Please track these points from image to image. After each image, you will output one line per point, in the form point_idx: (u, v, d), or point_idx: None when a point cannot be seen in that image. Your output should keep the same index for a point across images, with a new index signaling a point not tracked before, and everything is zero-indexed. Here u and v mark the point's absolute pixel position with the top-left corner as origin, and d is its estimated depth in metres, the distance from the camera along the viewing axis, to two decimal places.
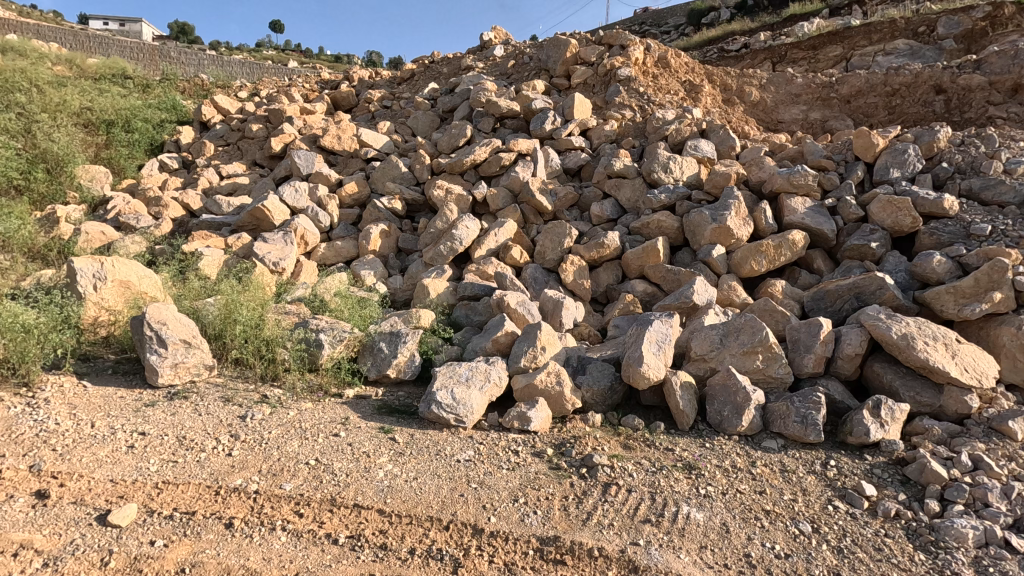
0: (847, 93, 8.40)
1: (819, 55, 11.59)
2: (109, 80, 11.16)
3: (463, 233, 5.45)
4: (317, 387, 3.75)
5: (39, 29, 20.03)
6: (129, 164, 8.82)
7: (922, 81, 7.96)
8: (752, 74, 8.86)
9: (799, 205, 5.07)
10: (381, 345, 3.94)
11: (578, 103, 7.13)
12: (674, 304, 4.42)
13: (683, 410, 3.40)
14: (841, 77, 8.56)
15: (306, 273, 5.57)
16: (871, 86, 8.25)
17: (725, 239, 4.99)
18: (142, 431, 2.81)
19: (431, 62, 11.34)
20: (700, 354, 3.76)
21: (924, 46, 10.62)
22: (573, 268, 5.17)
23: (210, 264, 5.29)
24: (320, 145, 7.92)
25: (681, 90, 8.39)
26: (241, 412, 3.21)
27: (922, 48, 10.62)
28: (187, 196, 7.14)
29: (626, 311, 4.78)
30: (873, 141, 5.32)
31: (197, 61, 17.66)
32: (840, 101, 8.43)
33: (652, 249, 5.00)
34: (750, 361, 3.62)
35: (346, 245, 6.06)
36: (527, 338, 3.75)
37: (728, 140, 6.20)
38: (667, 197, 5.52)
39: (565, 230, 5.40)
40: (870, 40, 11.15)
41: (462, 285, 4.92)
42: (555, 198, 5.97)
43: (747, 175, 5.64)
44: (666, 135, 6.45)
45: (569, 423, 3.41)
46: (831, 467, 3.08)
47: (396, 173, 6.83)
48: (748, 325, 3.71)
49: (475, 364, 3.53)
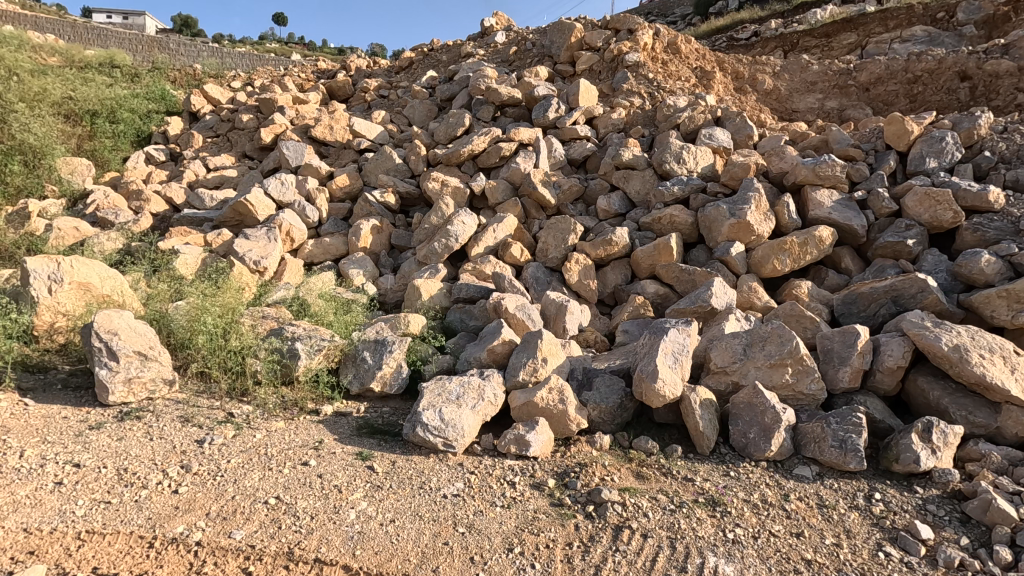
0: (865, 80, 7.92)
1: (832, 43, 11.11)
2: (96, 69, 10.79)
3: (459, 230, 5.05)
4: (292, 402, 3.37)
5: (36, 21, 19.55)
6: (113, 156, 8.45)
7: (945, 67, 7.46)
8: (765, 61, 8.39)
9: (825, 198, 4.65)
10: (364, 355, 3.57)
11: (583, 89, 6.77)
12: (690, 308, 4.01)
13: (703, 432, 3.01)
14: (859, 64, 8.08)
15: (290, 273, 5.17)
16: (890, 73, 7.78)
17: (745, 236, 4.57)
18: (77, 463, 2.43)
19: (430, 50, 10.92)
20: (720, 365, 3.37)
21: (944, 32, 10.07)
22: (578, 267, 4.76)
23: (187, 263, 4.90)
24: (311, 136, 7.52)
25: (692, 77, 7.95)
26: (199, 436, 2.82)
27: (940, 35, 10.09)
28: (171, 190, 6.76)
29: (637, 315, 4.38)
30: (907, 128, 4.86)
31: (196, 52, 17.47)
32: (858, 89, 7.96)
33: (664, 246, 4.59)
34: (778, 375, 3.23)
35: (334, 241, 5.65)
36: (526, 348, 3.38)
37: (745, 128, 5.75)
38: (680, 188, 5.07)
39: (569, 226, 4.98)
40: (886, 27, 10.65)
41: (457, 287, 4.50)
42: (558, 191, 5.56)
43: (767, 165, 5.20)
44: (678, 123, 6.00)
45: (573, 447, 3.02)
46: (876, 501, 2.67)
47: (390, 164, 6.41)
48: (775, 334, 3.31)
49: (468, 380, 3.14)
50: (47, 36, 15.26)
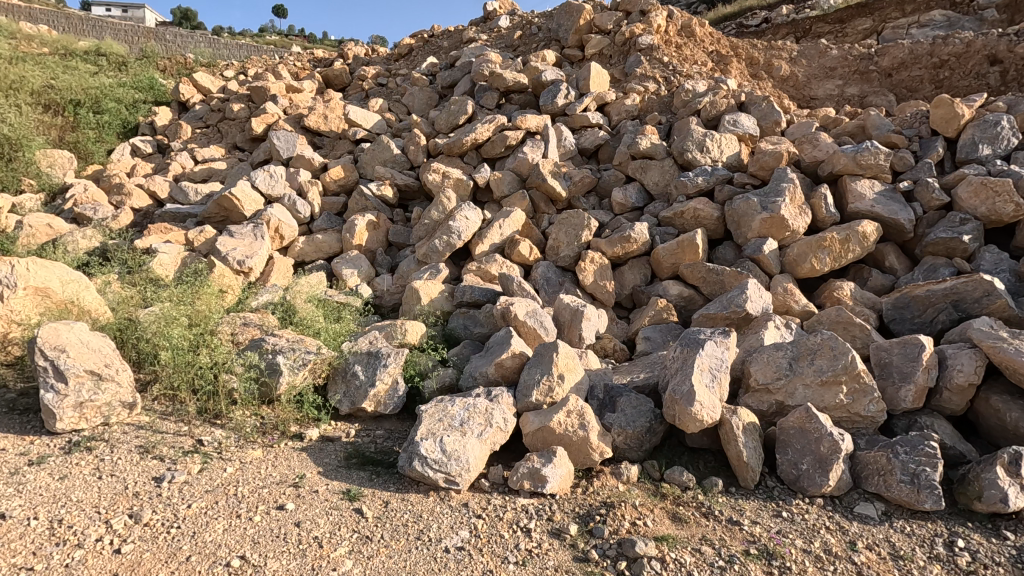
0: (888, 65, 7.42)
1: (846, 29, 10.61)
2: (82, 58, 10.35)
3: (462, 225, 4.61)
4: (273, 425, 2.96)
5: (29, 11, 18.98)
6: (97, 148, 8.01)
7: (974, 50, 6.97)
8: (781, 46, 7.85)
9: (867, 189, 4.21)
10: (355, 370, 3.19)
11: (594, 73, 6.30)
12: (722, 313, 3.58)
13: (748, 463, 2.59)
14: (881, 48, 7.59)
15: (278, 273, 4.74)
16: (915, 58, 7.29)
17: (778, 232, 4.13)
18: (3, 513, 2.04)
19: (430, 36, 10.43)
20: (762, 383, 2.94)
21: (963, 17, 9.54)
22: (593, 267, 4.32)
23: (165, 264, 4.49)
24: (304, 126, 7.08)
25: (708, 61, 7.46)
26: (158, 471, 2.41)
27: (960, 19, 9.56)
28: (154, 183, 6.34)
29: (659, 320, 3.98)
30: (957, 112, 4.42)
31: (194, 43, 17.10)
32: (880, 75, 7.45)
33: (689, 243, 4.16)
34: (831, 395, 2.81)
35: (327, 238, 5.22)
36: (540, 363, 2.97)
37: (772, 114, 5.28)
38: (704, 180, 4.60)
39: (582, 221, 4.54)
40: (903, 13, 10.13)
41: (460, 290, 4.06)
42: (569, 182, 5.11)
43: (799, 154, 4.74)
44: (698, 109, 5.54)
45: (596, 481, 2.60)
46: (960, 551, 2.26)
47: (387, 155, 5.98)
48: (826, 347, 2.87)
49: (473, 402, 2.71)
50: (38, 25, 14.78)
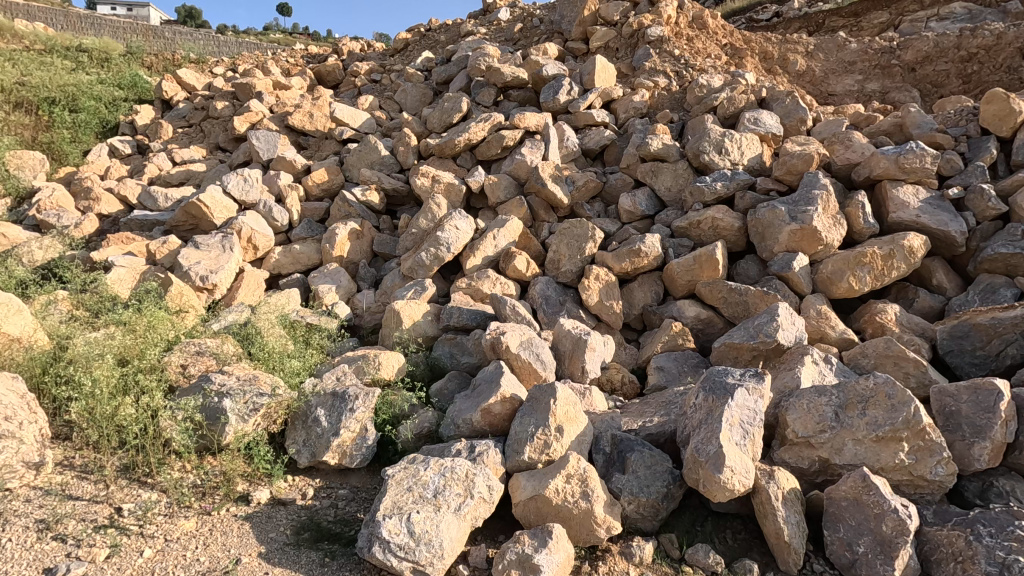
0: (912, 59, 6.88)
1: (861, 23, 10.01)
2: (63, 54, 9.91)
3: (451, 236, 4.12)
4: (215, 483, 2.46)
5: (27, 10, 18.50)
6: (72, 149, 7.58)
7: (1006, 43, 6.42)
8: (797, 40, 7.28)
9: (910, 197, 3.69)
10: (317, 415, 2.70)
11: (600, 67, 5.79)
12: (748, 344, 3.07)
13: (791, 545, 2.10)
14: (904, 41, 7.05)
15: (247, 290, 4.25)
16: (941, 51, 6.75)
17: (810, 245, 3.63)
18: None
19: (427, 30, 9.92)
20: (802, 436, 2.43)
21: (987, 9, 8.94)
22: (598, 285, 3.82)
23: (121, 280, 4.03)
24: (288, 125, 6.60)
25: (722, 54, 6.94)
26: (52, 561, 1.96)
27: (983, 11, 8.94)
28: (125, 187, 5.87)
29: (673, 347, 3.48)
30: (1013, 108, 3.90)
31: (191, 39, 16.69)
32: (903, 69, 6.90)
33: (707, 258, 3.67)
34: (888, 454, 2.31)
35: (305, 249, 4.74)
36: (534, 411, 2.48)
37: (797, 110, 4.77)
38: (723, 185, 4.09)
39: (586, 231, 4.04)
40: (922, 6, 9.49)
41: (446, 311, 3.56)
42: (572, 187, 4.61)
43: (830, 155, 4.22)
44: (714, 106, 5.03)
45: (603, 565, 2.12)
46: None
47: (375, 157, 5.49)
48: (881, 395, 2.35)
49: (451, 465, 2.21)
50: (31, 23, 14.42)
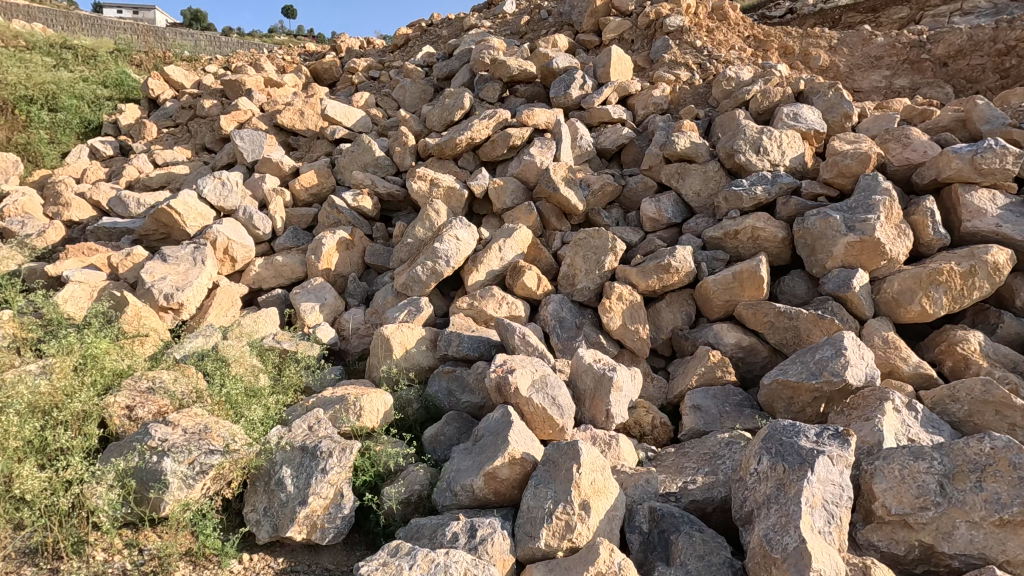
0: (943, 53, 6.11)
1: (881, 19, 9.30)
2: (47, 52, 9.46)
3: (450, 248, 3.59)
4: (147, 570, 1.95)
5: (28, 11, 18.07)
6: (50, 150, 7.10)
7: None
8: (819, 34, 6.58)
9: (986, 203, 3.16)
10: (283, 477, 2.18)
11: (616, 59, 5.27)
12: (809, 383, 2.52)
13: None
14: (934, 34, 6.28)
15: (218, 309, 3.74)
16: (975, 44, 5.98)
17: (870, 260, 3.09)
18: None
19: (429, 25, 9.41)
20: (897, 513, 1.89)
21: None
22: (621, 306, 3.28)
23: (75, 298, 3.54)
24: (277, 123, 6.10)
25: (746, 46, 6.38)
26: None
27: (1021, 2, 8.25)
28: (98, 191, 5.38)
29: (711, 381, 2.95)
30: None
31: (194, 39, 16.30)
32: (934, 64, 6.12)
33: (749, 275, 3.14)
34: (1016, 543, 1.80)
35: (288, 261, 4.23)
36: (553, 481, 1.97)
37: (842, 105, 4.23)
38: (764, 190, 3.56)
39: (606, 242, 3.51)
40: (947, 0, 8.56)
41: (445, 338, 3.03)
42: (587, 192, 4.08)
43: (887, 154, 3.67)
44: (746, 101, 4.50)
45: None
46: None
47: (368, 158, 4.97)
48: (1003, 464, 1.86)
49: (446, 560, 1.69)
50: (30, 24, 14.15)
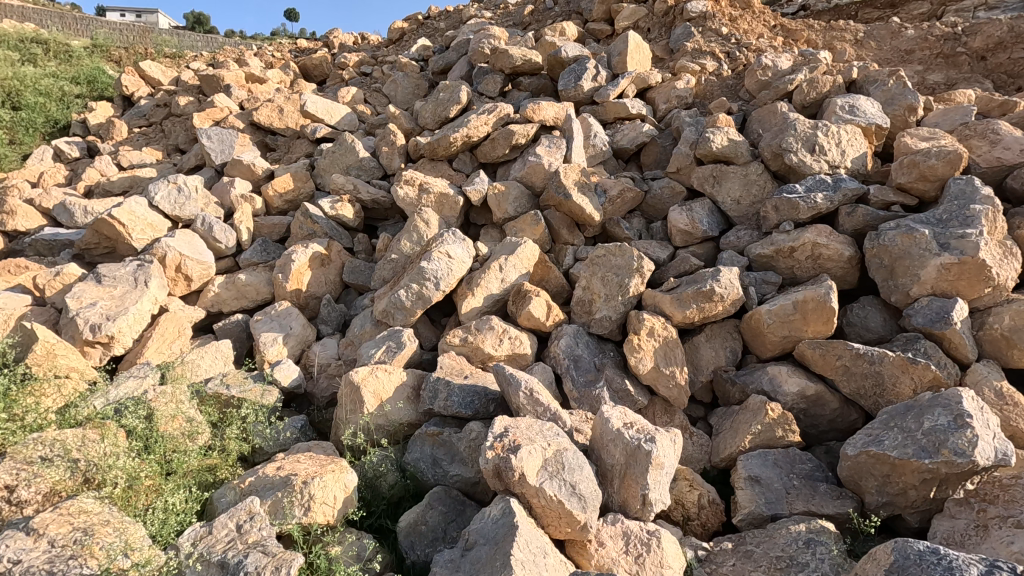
0: (981, 45, 5.30)
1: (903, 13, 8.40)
2: (20, 48, 8.82)
3: (439, 267, 2.92)
4: None
5: (21, 9, 17.44)
6: (9, 152, 6.45)
7: None
8: (843, 27, 5.78)
9: None
10: None
11: (633, 46, 4.61)
12: (918, 462, 1.86)
13: None
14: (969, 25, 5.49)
15: (160, 342, 3.08)
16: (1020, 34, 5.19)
17: (971, 286, 2.44)
18: None
19: (425, 19, 8.76)
20: None
21: None
22: (652, 342, 2.62)
23: None
24: (253, 121, 5.46)
25: (774, 35, 5.68)
26: None
27: None
28: (48, 197, 4.73)
29: (772, 444, 2.28)
30: None
31: (190, 38, 15.65)
32: (970, 58, 5.31)
33: (815, 305, 2.48)
34: None
35: (252, 279, 3.57)
36: None
37: (906, 95, 3.57)
38: (825, 197, 2.90)
39: (631, 261, 2.85)
40: None
41: (430, 388, 2.38)
42: (604, 199, 3.44)
43: (972, 153, 3.01)
44: (789, 92, 3.83)
45: None
46: None
47: (351, 160, 4.32)
48: None
49: None
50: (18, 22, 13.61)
